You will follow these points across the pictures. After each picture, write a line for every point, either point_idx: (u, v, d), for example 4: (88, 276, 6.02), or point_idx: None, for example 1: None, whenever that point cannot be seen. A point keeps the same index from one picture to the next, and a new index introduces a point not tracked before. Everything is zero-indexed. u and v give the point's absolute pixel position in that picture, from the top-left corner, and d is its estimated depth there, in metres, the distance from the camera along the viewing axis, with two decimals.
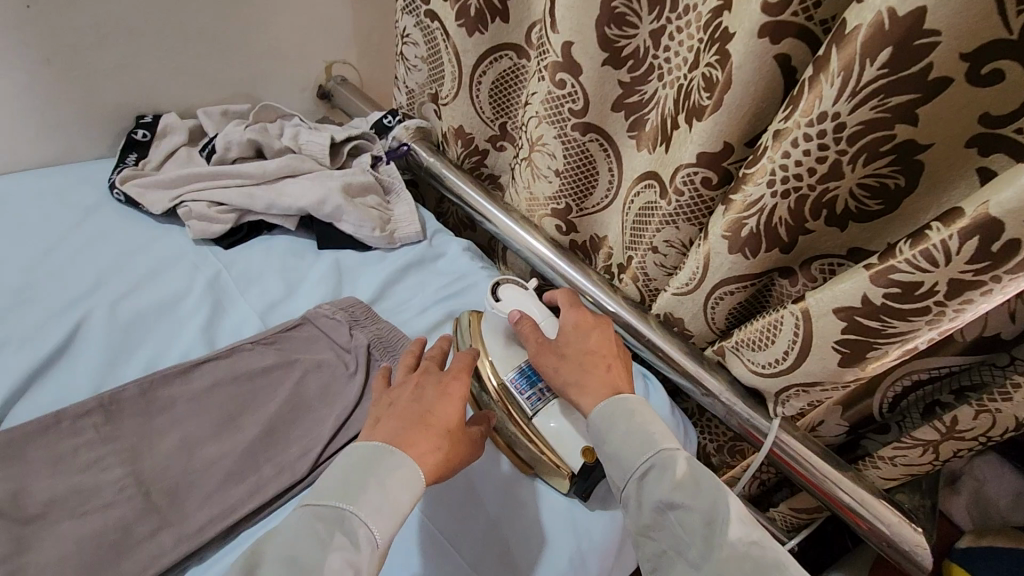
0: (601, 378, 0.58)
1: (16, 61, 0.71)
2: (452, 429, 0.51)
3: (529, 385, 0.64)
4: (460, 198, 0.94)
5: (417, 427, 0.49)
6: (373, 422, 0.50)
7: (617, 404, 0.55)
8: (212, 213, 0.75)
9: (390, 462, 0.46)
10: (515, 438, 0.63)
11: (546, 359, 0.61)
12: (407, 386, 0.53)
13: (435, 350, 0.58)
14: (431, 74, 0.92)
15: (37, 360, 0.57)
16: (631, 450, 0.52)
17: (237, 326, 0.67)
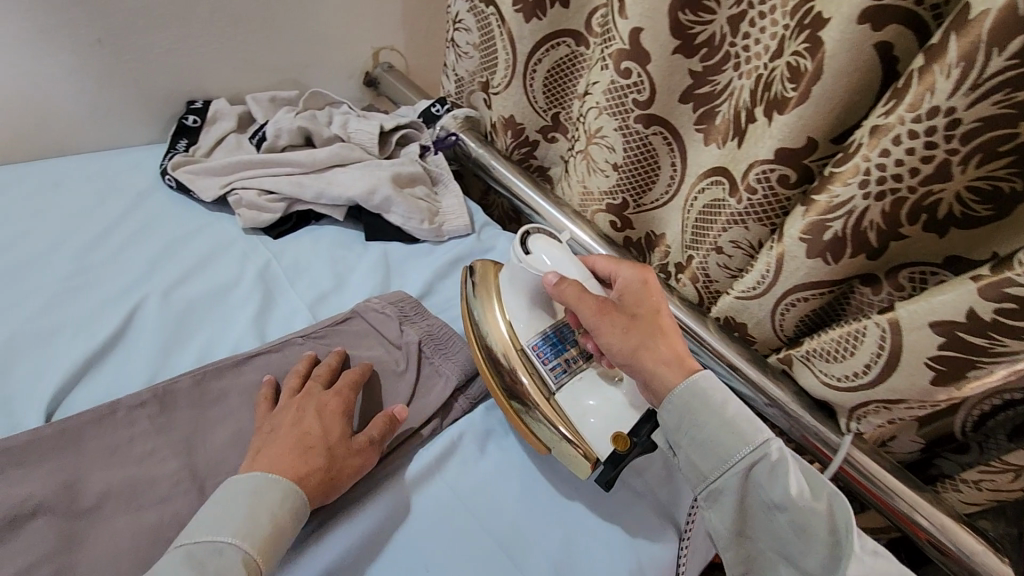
0: (672, 346, 0.55)
1: (73, 42, 0.71)
2: (331, 449, 0.50)
3: (555, 354, 0.60)
4: (508, 190, 0.91)
5: (294, 451, 0.48)
6: (253, 454, 0.49)
7: (697, 381, 0.52)
8: (262, 202, 0.73)
9: (266, 486, 0.45)
10: (534, 413, 0.58)
11: (608, 324, 0.56)
12: (289, 409, 0.52)
13: (324, 367, 0.57)
14: (483, 61, 0.89)
15: (92, 348, 0.56)
16: (730, 440, 0.49)
17: (288, 318, 0.65)
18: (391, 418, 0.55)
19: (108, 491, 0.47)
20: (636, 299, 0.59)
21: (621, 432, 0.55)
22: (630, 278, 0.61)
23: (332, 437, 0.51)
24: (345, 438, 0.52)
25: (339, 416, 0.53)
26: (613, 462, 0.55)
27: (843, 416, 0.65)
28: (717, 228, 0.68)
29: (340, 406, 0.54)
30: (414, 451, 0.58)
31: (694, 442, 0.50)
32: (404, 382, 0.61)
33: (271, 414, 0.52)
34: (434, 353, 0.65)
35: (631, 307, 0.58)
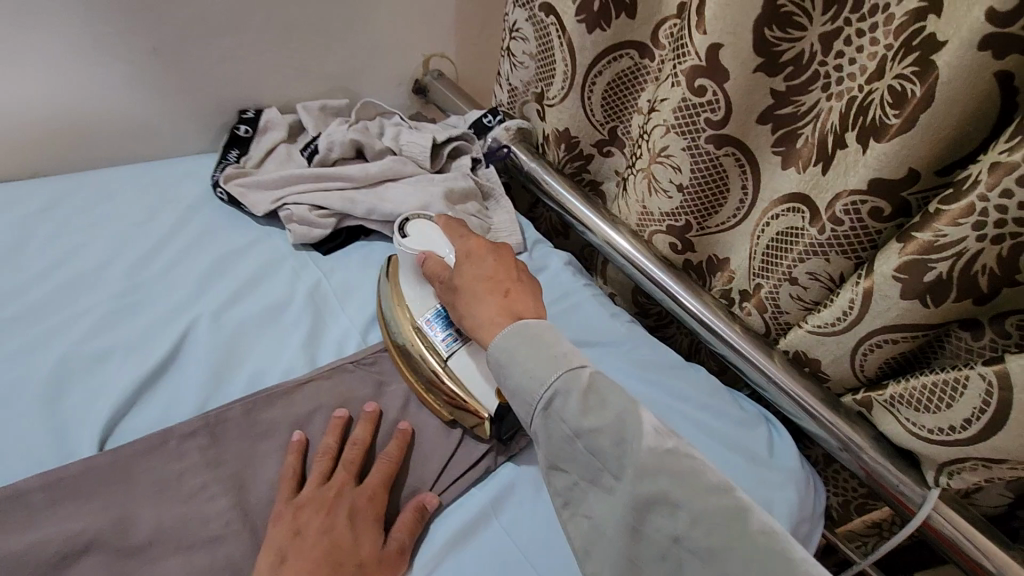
0: (489, 301, 0.53)
1: (129, 51, 0.70)
2: (362, 565, 0.46)
3: (446, 327, 0.58)
4: (560, 206, 0.87)
5: (326, 569, 0.44)
6: (278, 559, 0.44)
7: (519, 326, 0.49)
8: (313, 218, 0.71)
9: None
10: (432, 385, 0.57)
11: (444, 291, 0.57)
12: (318, 507, 0.48)
13: (356, 449, 0.53)
14: (539, 71, 0.85)
15: (144, 371, 0.54)
16: (529, 380, 0.46)
17: (338, 341, 0.63)
18: (421, 510, 0.51)
19: (159, 529, 0.45)
20: (474, 262, 0.57)
21: (504, 388, 0.55)
22: (469, 245, 0.59)
23: (365, 550, 0.47)
24: (376, 550, 0.47)
25: (373, 524, 0.48)
26: (499, 419, 0.56)
27: (931, 468, 0.60)
28: (792, 258, 0.64)
29: (372, 509, 0.49)
30: (467, 489, 0.55)
31: (512, 385, 0.48)
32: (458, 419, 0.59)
33: (298, 504, 0.48)
34: None
35: (460, 269, 0.56)
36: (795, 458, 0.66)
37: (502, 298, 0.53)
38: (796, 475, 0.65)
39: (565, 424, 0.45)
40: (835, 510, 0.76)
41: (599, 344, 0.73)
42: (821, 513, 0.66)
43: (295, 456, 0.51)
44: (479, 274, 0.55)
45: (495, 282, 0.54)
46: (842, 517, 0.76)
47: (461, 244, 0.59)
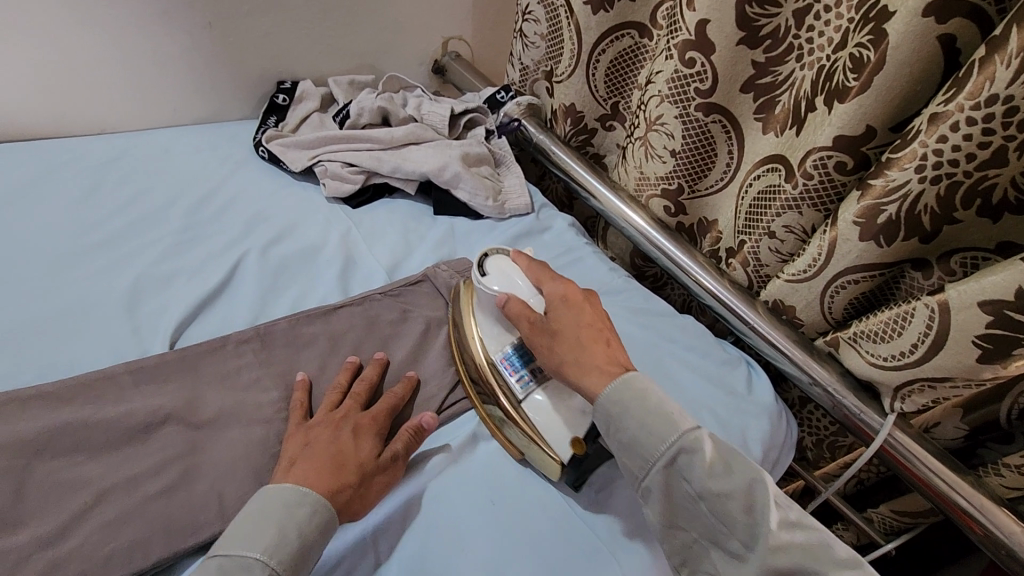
0: (596, 355, 0.57)
1: (186, 24, 0.79)
2: (361, 468, 0.50)
3: (522, 365, 0.60)
4: (566, 174, 0.95)
5: (328, 465, 0.49)
6: (287, 463, 0.50)
7: (629, 382, 0.53)
8: (345, 173, 0.80)
9: (296, 503, 0.45)
10: (504, 421, 0.59)
11: (538, 335, 0.59)
12: (326, 426, 0.53)
13: (361, 386, 0.58)
14: (549, 51, 0.94)
15: (203, 292, 0.63)
16: (648, 437, 0.50)
17: (366, 279, 0.72)
18: (418, 428, 0.56)
19: (221, 410, 0.54)
20: (562, 309, 0.60)
21: (578, 436, 0.56)
22: (556, 289, 0.62)
23: (365, 455, 0.51)
24: (374, 456, 0.52)
25: (373, 439, 0.53)
26: (574, 467, 0.56)
27: (888, 397, 0.67)
28: (771, 213, 0.72)
29: (374, 428, 0.54)
30: None
31: (624, 447, 0.52)
32: None
33: (308, 424, 0.53)
34: None
35: (555, 318, 0.59)
36: (771, 394, 0.74)
37: (604, 351, 0.57)
38: (773, 410, 0.72)
39: (674, 471, 0.50)
40: (809, 451, 0.84)
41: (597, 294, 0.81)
42: (793, 444, 0.74)
43: (301, 393, 0.56)
44: (577, 324, 0.59)
45: (595, 331, 0.59)
46: (816, 458, 0.83)
47: (550, 289, 0.62)
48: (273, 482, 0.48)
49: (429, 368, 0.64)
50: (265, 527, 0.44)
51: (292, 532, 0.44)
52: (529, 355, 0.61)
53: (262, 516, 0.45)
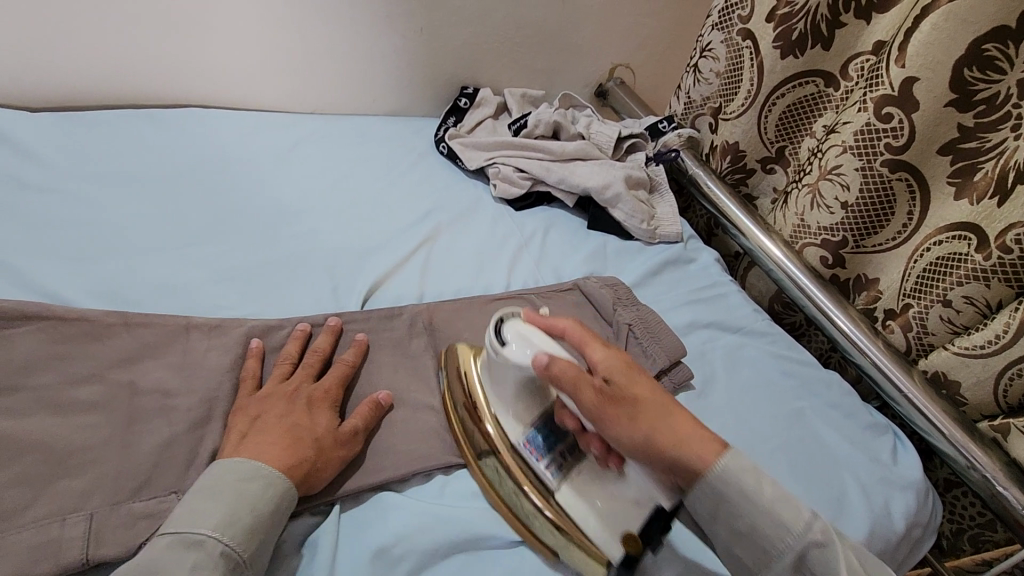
0: (645, 391, 0.49)
1: (401, 26, 0.88)
2: (318, 443, 0.49)
3: (547, 449, 0.53)
4: (717, 209, 0.96)
5: (284, 440, 0.48)
6: (238, 440, 0.48)
7: (737, 457, 0.45)
8: (515, 178, 0.87)
9: (248, 477, 0.45)
10: (513, 496, 0.53)
11: (614, 413, 0.48)
12: (276, 398, 0.52)
13: (313, 355, 0.57)
14: (722, 88, 0.95)
15: (390, 263, 0.71)
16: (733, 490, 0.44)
17: (525, 278, 0.78)
18: (375, 404, 0.55)
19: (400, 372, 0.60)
20: (629, 380, 0.50)
21: (632, 533, 0.49)
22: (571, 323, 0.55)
23: (322, 429, 0.50)
24: (334, 428, 0.51)
25: (325, 411, 0.52)
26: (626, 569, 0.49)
27: None
28: (949, 281, 0.69)
29: (329, 400, 0.54)
30: None
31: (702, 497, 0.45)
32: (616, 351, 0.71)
33: (259, 395, 0.52)
34: (643, 335, 0.72)
35: (621, 389, 0.49)
36: (917, 468, 0.70)
37: (678, 422, 0.47)
38: (917, 484, 0.69)
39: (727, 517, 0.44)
40: (943, 537, 0.79)
41: (739, 332, 0.81)
42: (935, 526, 0.70)
43: (254, 361, 0.55)
44: (623, 382, 0.50)
45: (625, 375, 0.50)
46: (951, 547, 0.78)
47: (601, 357, 0.51)
48: (228, 456, 0.47)
49: None
50: (215, 505, 0.43)
51: (243, 506, 0.43)
52: (554, 436, 0.54)
53: (215, 490, 0.44)
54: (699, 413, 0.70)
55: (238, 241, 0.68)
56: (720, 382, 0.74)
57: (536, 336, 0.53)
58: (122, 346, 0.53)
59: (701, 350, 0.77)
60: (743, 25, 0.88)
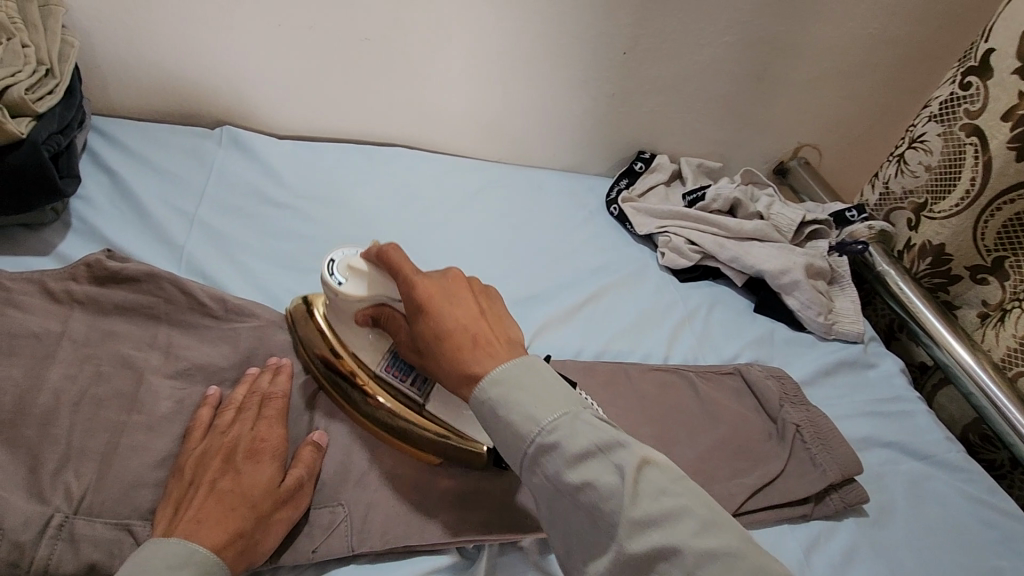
0: (460, 317, 0.46)
1: (594, 91, 0.91)
2: (255, 508, 0.43)
3: (410, 368, 0.54)
4: (908, 313, 0.86)
5: (218, 510, 0.42)
6: (172, 511, 0.43)
7: (521, 371, 0.43)
8: (685, 250, 0.85)
9: (175, 561, 0.38)
10: (372, 410, 0.53)
11: (429, 350, 0.47)
12: (210, 453, 0.46)
13: (256, 395, 0.51)
14: (932, 183, 0.87)
15: (551, 317, 0.73)
16: (520, 417, 0.41)
17: (685, 353, 0.76)
18: (314, 445, 0.50)
19: None
20: (443, 307, 0.47)
21: None
22: (393, 254, 0.50)
23: (259, 491, 0.44)
24: (274, 484, 0.45)
25: (264, 464, 0.46)
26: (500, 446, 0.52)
27: None
28: None
29: (271, 446, 0.48)
30: (771, 523, 0.61)
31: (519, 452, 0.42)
32: (779, 452, 0.65)
33: (198, 450, 0.46)
34: (813, 441, 0.66)
35: (422, 312, 0.47)
36: None
37: (483, 352, 0.45)
38: None
39: (542, 471, 0.41)
40: None
41: (926, 459, 0.71)
42: None
43: (208, 408, 0.49)
44: (437, 319, 0.46)
45: (470, 321, 0.46)
46: None
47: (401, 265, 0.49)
48: (159, 534, 0.41)
49: (733, 461, 0.64)
50: None
51: None
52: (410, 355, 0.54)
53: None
54: (874, 545, 0.61)
55: None
56: (899, 514, 0.64)
57: (374, 287, 0.51)
58: None
59: (879, 473, 0.68)
60: (970, 121, 0.80)
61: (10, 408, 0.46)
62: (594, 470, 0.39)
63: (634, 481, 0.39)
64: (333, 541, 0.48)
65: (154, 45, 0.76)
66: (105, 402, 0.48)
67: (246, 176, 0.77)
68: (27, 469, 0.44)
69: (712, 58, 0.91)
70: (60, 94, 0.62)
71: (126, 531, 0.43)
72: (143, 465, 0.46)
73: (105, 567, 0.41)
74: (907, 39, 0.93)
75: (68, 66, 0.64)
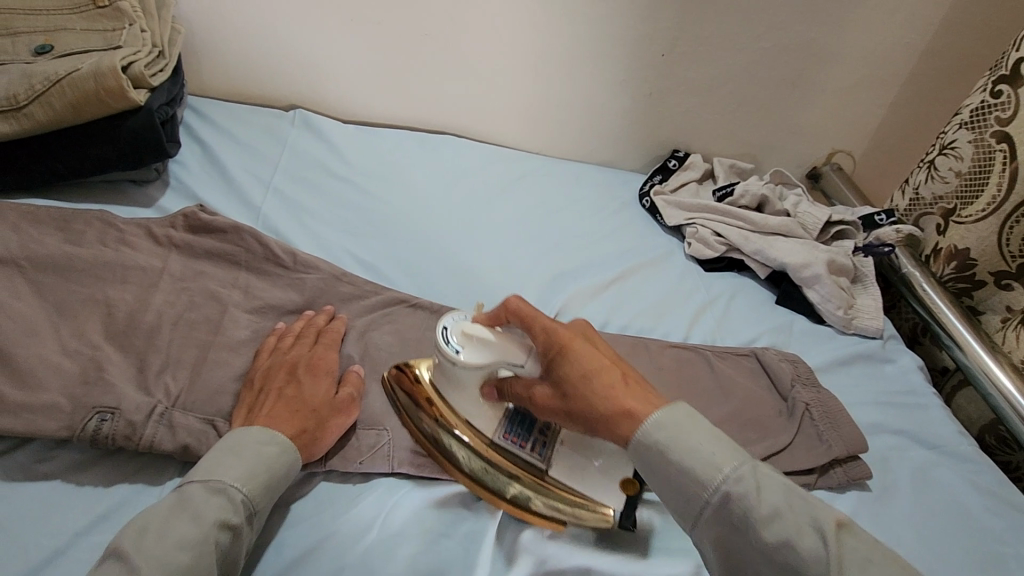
0: (596, 364, 0.49)
1: (634, 93, 0.98)
2: (316, 412, 0.52)
3: (528, 433, 0.54)
4: (930, 314, 0.88)
5: (285, 412, 0.51)
6: (247, 413, 0.51)
7: (672, 416, 0.46)
8: (710, 241, 0.90)
9: (262, 440, 0.47)
10: (502, 481, 0.53)
11: (575, 402, 0.49)
12: (276, 368, 0.55)
13: (313, 329, 0.60)
14: (961, 189, 0.89)
15: (580, 292, 0.80)
16: (701, 467, 0.43)
17: (704, 335, 0.81)
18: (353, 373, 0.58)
19: None
20: (576, 359, 0.49)
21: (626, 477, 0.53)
22: (518, 304, 0.53)
23: (319, 397, 0.53)
24: (330, 396, 0.54)
25: (319, 381, 0.54)
26: (631, 507, 0.53)
27: None
28: None
29: (326, 368, 0.56)
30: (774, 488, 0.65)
31: (672, 485, 0.44)
32: (786, 426, 0.69)
33: (266, 368, 0.55)
34: (820, 417, 0.69)
35: (569, 370, 0.49)
36: None
37: (627, 395, 0.47)
38: None
39: (727, 521, 0.42)
40: None
41: (935, 448, 0.73)
42: None
43: (274, 338, 0.58)
44: (578, 369, 0.49)
45: (605, 368, 0.49)
46: None
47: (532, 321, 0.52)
48: (240, 424, 0.49)
49: (743, 432, 0.68)
50: (236, 461, 0.45)
51: (261, 467, 0.46)
52: (522, 413, 0.55)
53: (236, 448, 0.46)
54: (875, 518, 0.65)
55: (469, 249, 0.81)
56: (903, 494, 0.68)
57: (493, 352, 0.52)
58: (374, 306, 0.66)
59: (885, 456, 0.71)
60: (1000, 129, 0.83)
61: (123, 323, 0.55)
62: (787, 527, 0.40)
63: (833, 540, 0.39)
64: (377, 456, 0.55)
65: (244, 34, 0.87)
66: (196, 325, 0.57)
67: (315, 152, 0.86)
68: (135, 370, 0.53)
69: (747, 63, 0.96)
70: (169, 72, 0.73)
71: (211, 425, 0.51)
72: (224, 377, 0.54)
73: (195, 451, 0.49)
74: (944, 49, 0.96)
75: (175, 51, 0.76)
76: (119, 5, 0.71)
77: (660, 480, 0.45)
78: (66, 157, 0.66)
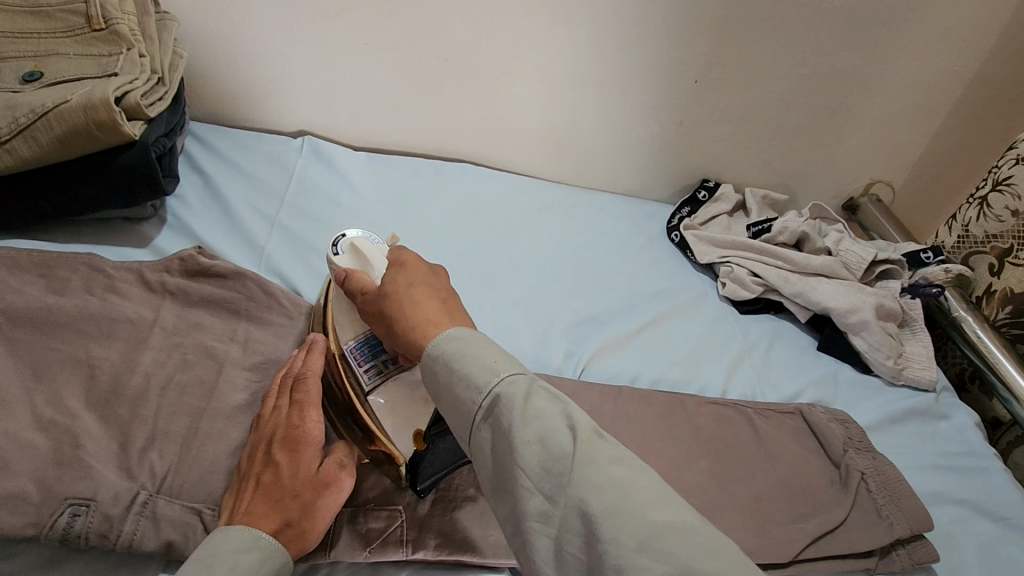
0: (435, 286, 0.47)
1: (662, 120, 0.92)
2: (298, 499, 0.44)
3: (372, 355, 0.50)
4: (987, 364, 0.81)
5: (264, 503, 0.44)
6: (234, 500, 0.45)
7: (490, 348, 0.41)
8: (747, 281, 0.83)
9: (240, 547, 0.41)
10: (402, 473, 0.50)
11: (394, 311, 0.46)
12: (257, 445, 0.47)
13: (293, 382, 0.50)
14: (1019, 229, 0.82)
15: (609, 340, 0.74)
16: (542, 433, 0.37)
17: (743, 387, 0.74)
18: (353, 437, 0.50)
19: None
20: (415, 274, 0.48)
21: None
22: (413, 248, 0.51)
23: (299, 480, 0.45)
24: (313, 471, 0.46)
25: (297, 455, 0.46)
26: None
27: None
28: None
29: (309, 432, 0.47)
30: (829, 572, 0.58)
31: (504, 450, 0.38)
32: (839, 498, 0.62)
33: (252, 442, 0.48)
34: (880, 490, 0.62)
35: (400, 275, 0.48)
36: None
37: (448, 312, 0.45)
38: None
39: (553, 486, 0.36)
40: None
41: (1002, 521, 0.66)
42: None
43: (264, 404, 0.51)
44: (417, 282, 0.47)
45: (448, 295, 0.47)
46: None
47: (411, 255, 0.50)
48: (223, 523, 0.43)
49: (792, 505, 0.62)
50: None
51: None
52: None
53: (211, 559, 0.40)
54: None
55: (490, 292, 0.75)
56: None
57: (359, 259, 0.52)
58: None
59: (948, 531, 0.64)
60: None
61: (106, 388, 0.49)
62: (612, 499, 0.34)
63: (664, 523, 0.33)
64: (388, 543, 0.49)
65: (249, 57, 0.82)
66: (189, 389, 0.51)
67: (323, 183, 0.81)
68: (118, 445, 0.47)
69: (784, 90, 0.90)
70: (168, 100, 0.68)
71: (199, 515, 0.46)
72: (218, 452, 0.48)
73: (181, 546, 0.44)
74: (997, 77, 0.89)
75: (176, 76, 0.70)
76: (116, 29, 0.66)
77: (504, 454, 0.38)
78: (52, 196, 0.61)
